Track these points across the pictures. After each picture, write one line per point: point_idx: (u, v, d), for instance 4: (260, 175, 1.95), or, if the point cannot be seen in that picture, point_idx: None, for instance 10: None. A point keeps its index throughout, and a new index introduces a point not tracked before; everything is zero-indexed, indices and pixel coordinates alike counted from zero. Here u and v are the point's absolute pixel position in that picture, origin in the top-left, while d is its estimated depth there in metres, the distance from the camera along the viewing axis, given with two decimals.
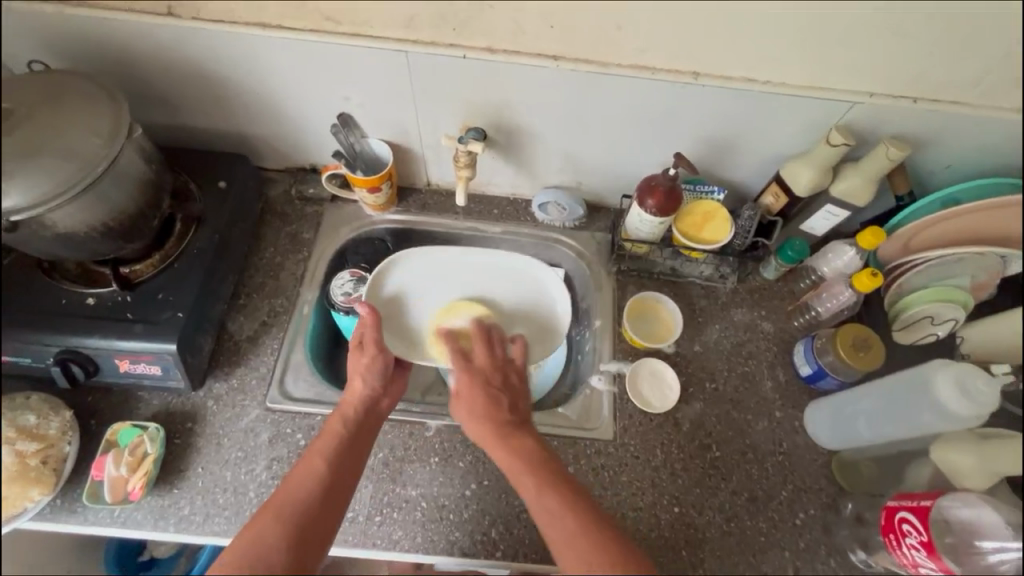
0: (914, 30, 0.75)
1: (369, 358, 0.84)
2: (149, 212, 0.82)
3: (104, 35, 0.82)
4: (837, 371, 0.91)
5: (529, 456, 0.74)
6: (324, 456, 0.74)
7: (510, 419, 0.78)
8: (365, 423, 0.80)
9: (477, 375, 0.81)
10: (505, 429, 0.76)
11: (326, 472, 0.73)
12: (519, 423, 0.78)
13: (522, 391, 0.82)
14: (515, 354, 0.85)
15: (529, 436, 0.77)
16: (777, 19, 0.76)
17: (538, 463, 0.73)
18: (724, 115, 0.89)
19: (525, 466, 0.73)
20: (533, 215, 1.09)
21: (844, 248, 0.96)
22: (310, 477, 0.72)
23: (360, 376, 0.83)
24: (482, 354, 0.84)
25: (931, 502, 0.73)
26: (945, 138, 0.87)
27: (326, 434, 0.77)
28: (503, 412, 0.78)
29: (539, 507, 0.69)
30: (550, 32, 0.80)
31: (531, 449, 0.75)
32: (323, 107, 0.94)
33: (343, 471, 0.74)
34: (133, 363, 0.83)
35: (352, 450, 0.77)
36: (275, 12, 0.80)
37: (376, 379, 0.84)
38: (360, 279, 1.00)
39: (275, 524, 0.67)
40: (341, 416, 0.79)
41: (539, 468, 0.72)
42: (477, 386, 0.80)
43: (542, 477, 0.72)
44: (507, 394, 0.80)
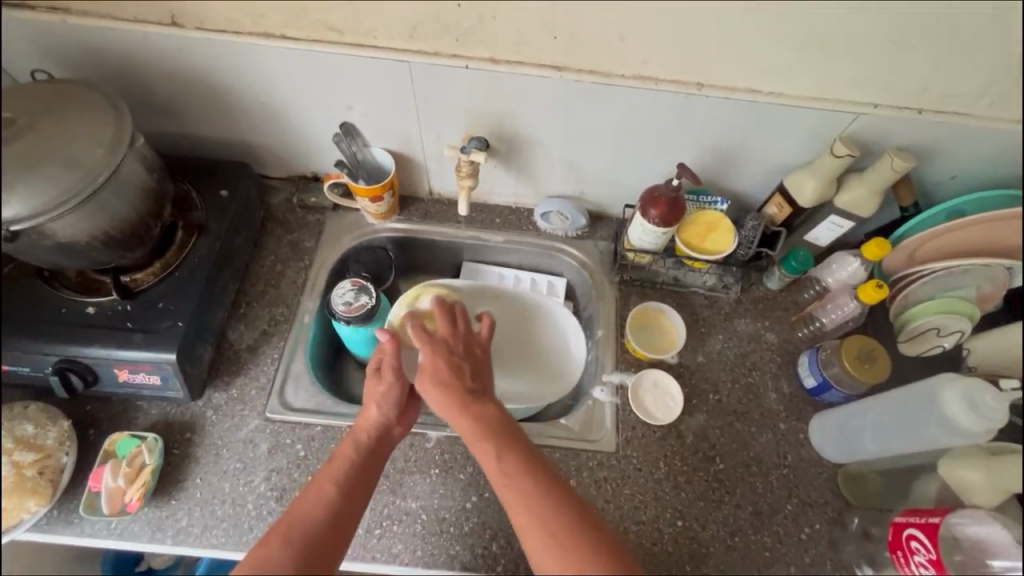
0: (920, 41, 0.75)
1: (384, 385, 0.81)
2: (150, 221, 0.82)
3: (108, 44, 0.83)
4: (842, 383, 0.91)
5: (490, 423, 0.73)
6: (334, 482, 0.73)
7: (474, 388, 0.77)
8: (377, 450, 0.79)
9: (440, 347, 0.79)
10: (467, 398, 0.75)
11: (335, 497, 0.72)
12: (481, 394, 0.77)
13: (482, 359, 0.81)
14: (483, 331, 0.83)
15: (490, 406, 0.75)
16: (781, 30, 0.76)
17: (500, 433, 0.72)
18: (728, 126, 0.88)
19: (487, 437, 0.72)
20: (536, 225, 1.08)
21: (849, 259, 0.96)
22: (318, 503, 0.71)
23: (373, 404, 0.81)
24: (445, 328, 0.81)
25: (940, 518, 0.72)
26: (951, 149, 0.87)
27: (338, 460, 0.76)
28: (466, 381, 0.77)
29: (505, 483, 0.68)
30: (553, 43, 0.80)
31: (489, 418, 0.74)
32: (326, 116, 0.93)
33: (351, 498, 0.73)
34: (132, 372, 0.82)
35: (362, 477, 0.75)
36: (279, 22, 0.80)
37: (390, 407, 0.81)
38: (361, 289, 0.96)
39: (280, 550, 0.66)
40: (353, 441, 0.78)
41: (504, 439, 0.72)
42: (439, 357, 0.78)
43: (509, 444, 0.72)
44: (470, 365, 0.79)
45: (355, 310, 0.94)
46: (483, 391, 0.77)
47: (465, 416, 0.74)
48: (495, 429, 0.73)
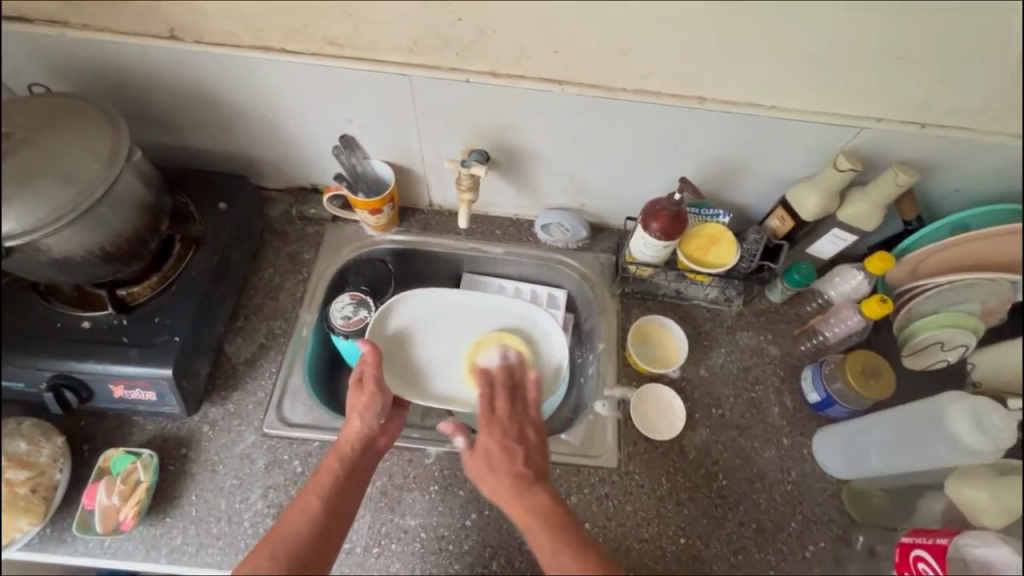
0: (923, 56, 0.74)
1: (365, 395, 0.83)
2: (148, 235, 0.81)
3: (106, 57, 0.82)
4: (846, 399, 0.89)
5: (539, 508, 0.70)
6: (319, 493, 0.73)
7: (528, 472, 0.75)
8: (361, 462, 0.79)
9: (496, 428, 0.80)
10: (517, 485, 0.73)
11: (320, 510, 0.72)
12: (534, 477, 0.75)
13: (538, 441, 0.80)
14: (532, 401, 0.84)
15: (543, 490, 0.73)
16: (783, 46, 0.76)
17: (553, 518, 0.69)
18: (730, 139, 0.88)
19: (539, 524, 0.69)
20: (536, 237, 1.08)
21: (852, 272, 0.95)
22: (303, 515, 0.71)
23: (355, 416, 0.81)
24: (504, 403, 0.83)
25: (947, 540, 0.72)
26: (954, 163, 0.86)
27: (321, 472, 0.76)
28: (519, 462, 0.75)
29: (553, 564, 0.65)
30: (555, 57, 0.80)
31: (542, 503, 0.71)
32: (325, 129, 0.93)
33: (336, 510, 0.73)
34: (128, 388, 0.81)
35: (347, 489, 0.75)
36: (278, 36, 0.80)
37: (372, 417, 0.82)
38: (360, 302, 0.97)
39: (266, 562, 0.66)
40: (336, 454, 0.78)
41: (553, 522, 0.69)
42: (494, 432, 0.79)
43: (557, 525, 0.69)
44: (521, 447, 0.78)
45: (353, 324, 0.95)
46: (532, 472, 0.75)
47: (517, 500, 0.72)
48: (546, 514, 0.70)
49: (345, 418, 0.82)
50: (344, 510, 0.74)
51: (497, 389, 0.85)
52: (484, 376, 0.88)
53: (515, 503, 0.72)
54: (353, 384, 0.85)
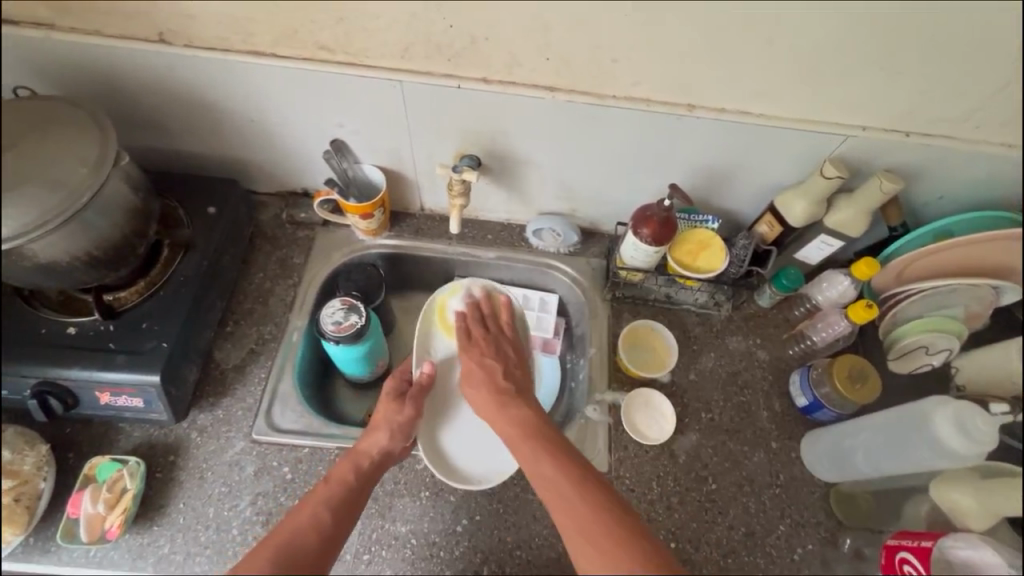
0: (907, 67, 0.76)
1: (403, 415, 0.86)
2: (136, 240, 0.80)
3: (93, 60, 0.81)
4: (833, 403, 0.90)
5: (523, 422, 0.80)
6: (329, 504, 0.74)
7: (509, 390, 0.84)
8: (371, 478, 0.80)
9: (474, 350, 0.88)
10: (501, 400, 0.83)
11: (328, 518, 0.72)
12: (517, 393, 0.84)
13: (517, 362, 0.89)
14: (507, 326, 0.91)
15: (524, 404, 0.83)
16: (769, 57, 0.77)
17: (536, 433, 0.78)
18: (719, 146, 0.89)
19: (549, 445, 0.76)
20: (528, 241, 1.08)
21: (838, 277, 0.96)
22: (311, 522, 0.71)
23: (383, 429, 0.84)
24: (480, 333, 0.89)
25: (932, 542, 0.73)
26: (937, 171, 0.88)
27: (334, 482, 0.77)
28: (501, 381, 0.85)
29: (541, 475, 0.73)
30: (546, 65, 0.80)
31: (523, 413, 0.81)
32: (317, 133, 0.92)
33: (342, 524, 0.73)
34: (114, 395, 0.80)
35: (353, 503, 0.76)
36: (268, 40, 0.79)
37: (398, 437, 0.84)
38: (351, 308, 0.92)
39: (268, 562, 0.66)
40: (354, 466, 0.79)
41: (535, 433, 0.78)
42: (475, 363, 0.87)
43: (540, 435, 0.78)
44: (497, 365, 0.87)
45: (344, 330, 0.91)
46: (514, 389, 0.85)
47: (507, 414, 0.82)
48: (532, 422, 0.80)
49: (369, 429, 0.84)
50: (347, 523, 0.74)
51: (472, 321, 0.90)
52: (471, 304, 0.92)
53: (503, 421, 0.81)
54: (395, 396, 0.89)
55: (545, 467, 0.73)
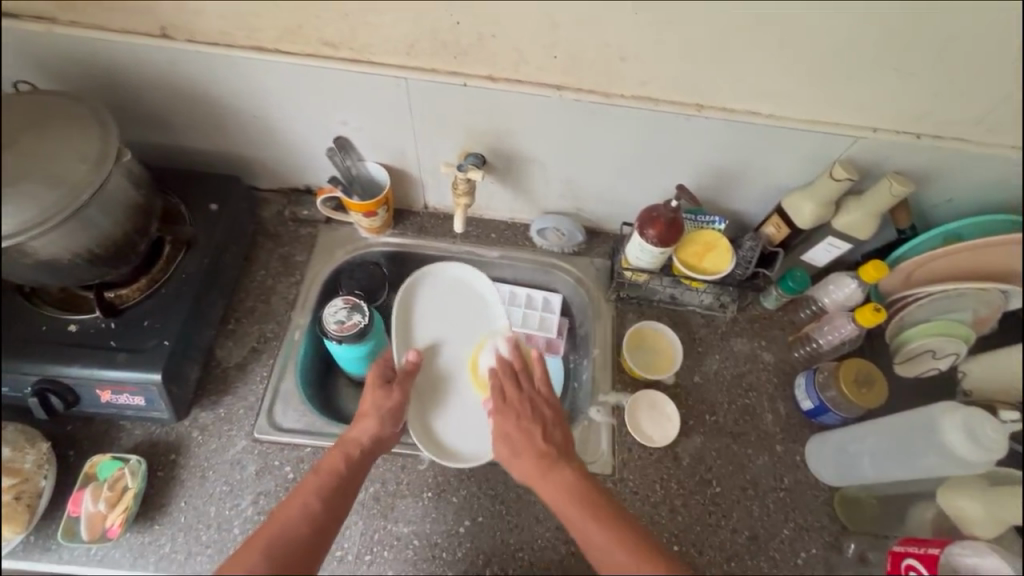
0: (920, 68, 0.75)
1: (392, 402, 0.86)
2: (137, 237, 0.79)
3: (95, 55, 0.80)
4: (839, 407, 0.90)
5: (569, 488, 0.75)
6: (320, 494, 0.73)
7: (552, 451, 0.80)
8: (363, 466, 0.79)
9: (509, 411, 0.86)
10: (544, 462, 0.78)
11: (319, 510, 0.72)
12: (559, 453, 0.80)
13: (553, 418, 0.85)
14: (541, 381, 0.90)
15: (569, 466, 0.78)
16: (780, 57, 0.76)
17: (584, 496, 0.74)
18: (727, 146, 0.88)
19: (602, 517, 0.71)
20: (532, 241, 1.07)
21: (845, 280, 0.95)
22: (303, 514, 0.70)
23: (372, 417, 0.83)
24: (514, 390, 0.89)
25: (940, 549, 0.72)
26: (948, 174, 0.87)
27: (323, 472, 0.76)
28: (539, 442, 0.81)
29: (588, 540, 0.70)
30: (553, 63, 0.79)
31: (570, 477, 0.77)
32: (321, 130, 0.92)
33: (334, 514, 0.73)
34: (116, 393, 0.80)
35: (345, 493, 0.75)
36: (272, 35, 0.78)
37: (387, 423, 0.83)
38: (354, 307, 0.92)
39: (261, 557, 0.65)
40: (344, 455, 0.78)
41: (584, 498, 0.74)
42: (510, 428, 0.84)
43: (594, 504, 0.73)
44: (537, 425, 0.83)
45: (347, 330, 0.90)
46: (556, 449, 0.80)
47: (552, 479, 0.77)
48: (576, 484, 0.76)
49: (358, 417, 0.83)
50: (340, 512, 0.73)
51: (503, 379, 0.90)
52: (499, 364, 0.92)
53: (549, 489, 0.76)
54: (382, 382, 0.89)
55: (598, 536, 0.69)
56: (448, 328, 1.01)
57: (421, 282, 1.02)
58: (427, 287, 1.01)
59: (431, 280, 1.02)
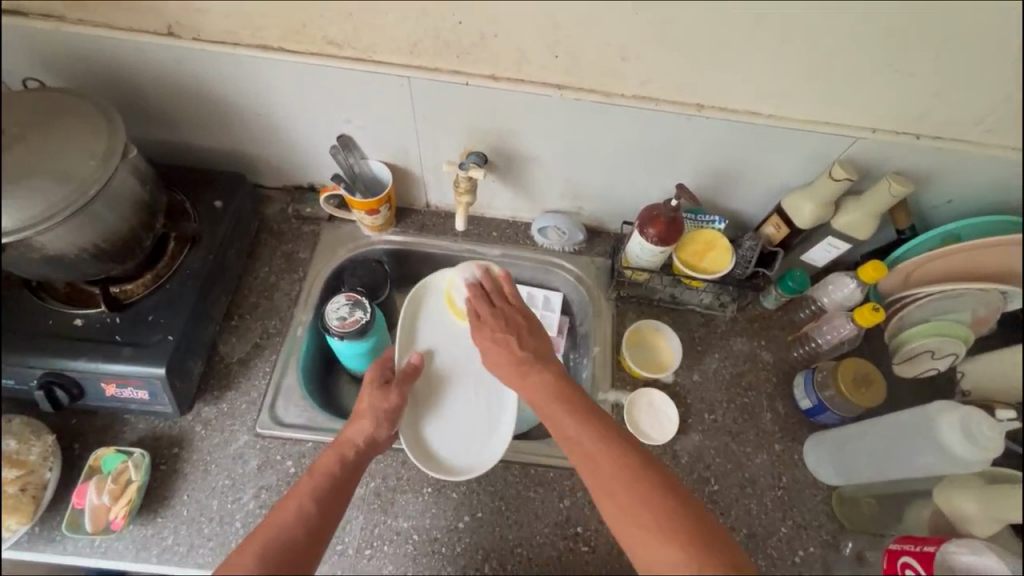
0: (919, 69, 0.75)
1: (388, 403, 0.85)
2: (143, 233, 0.80)
3: (101, 52, 0.81)
4: (837, 406, 0.90)
5: (548, 388, 0.80)
6: (315, 496, 0.73)
7: (528, 356, 0.84)
8: (358, 468, 0.79)
9: (485, 328, 0.89)
10: (522, 370, 0.83)
11: (314, 512, 0.72)
12: (535, 358, 0.85)
13: (528, 325, 0.89)
14: (514, 297, 0.92)
15: (546, 368, 0.83)
16: (780, 58, 0.76)
17: (561, 396, 0.78)
18: (727, 146, 0.89)
19: (575, 412, 0.76)
20: (533, 239, 1.08)
21: (844, 280, 0.95)
22: (298, 516, 0.71)
23: (367, 417, 0.83)
24: (487, 309, 0.91)
25: (936, 548, 0.73)
26: (947, 175, 0.87)
27: (319, 474, 0.76)
28: (515, 350, 0.85)
29: (564, 434, 0.75)
30: (555, 62, 0.80)
31: (546, 379, 0.81)
32: (324, 128, 0.92)
33: (330, 516, 0.73)
34: (120, 387, 0.81)
35: (341, 495, 0.75)
36: (277, 34, 0.79)
37: (383, 424, 0.83)
38: (356, 303, 0.93)
39: (255, 560, 0.65)
40: (339, 456, 0.78)
41: (562, 398, 0.78)
42: (489, 339, 0.88)
43: (570, 403, 0.77)
44: (511, 337, 0.87)
45: (349, 326, 0.91)
46: (532, 356, 0.85)
47: (529, 381, 0.82)
48: (553, 386, 0.80)
49: (353, 419, 0.83)
50: (335, 514, 0.73)
51: (477, 301, 0.92)
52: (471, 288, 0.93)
53: (527, 390, 0.82)
54: (380, 383, 0.88)
55: (569, 427, 0.74)
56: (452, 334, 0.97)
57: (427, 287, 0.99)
58: (433, 292, 0.99)
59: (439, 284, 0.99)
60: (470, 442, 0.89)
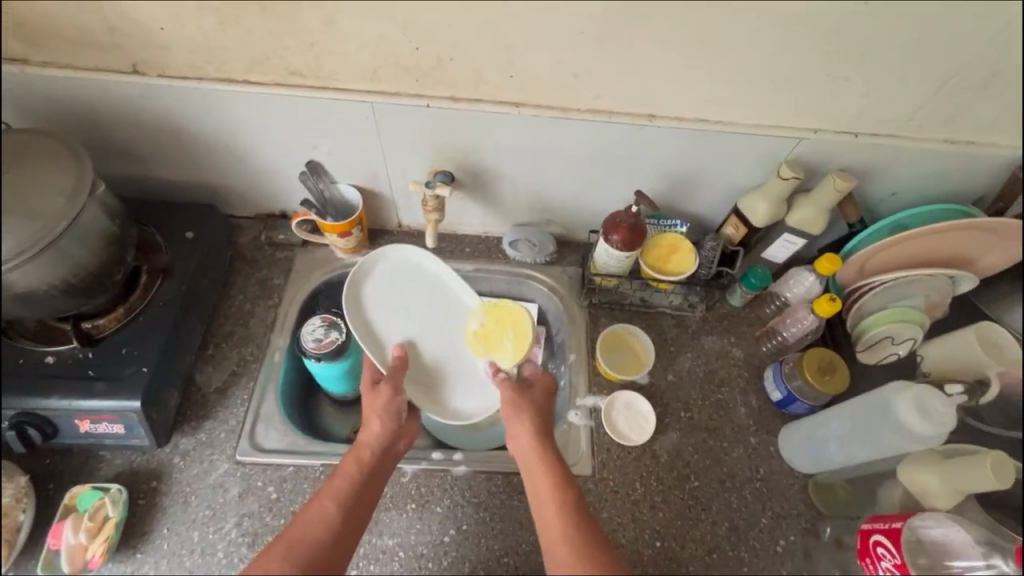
0: (850, 74, 0.80)
1: (387, 397, 0.89)
2: (113, 267, 0.82)
3: (69, 93, 0.83)
4: (806, 396, 0.93)
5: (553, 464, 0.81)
6: (339, 501, 0.75)
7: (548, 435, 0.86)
8: (379, 467, 0.82)
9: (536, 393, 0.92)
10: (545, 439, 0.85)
11: (339, 516, 0.74)
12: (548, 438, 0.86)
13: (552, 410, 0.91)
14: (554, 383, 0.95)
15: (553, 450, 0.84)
16: (721, 68, 0.81)
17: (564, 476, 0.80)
18: (680, 154, 0.93)
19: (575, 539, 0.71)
20: (504, 253, 1.11)
21: (804, 274, 1.00)
22: (323, 519, 0.73)
23: (378, 418, 0.86)
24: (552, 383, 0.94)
25: (902, 523, 0.77)
26: (886, 169, 0.93)
27: (342, 476, 0.78)
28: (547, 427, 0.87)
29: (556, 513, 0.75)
30: (510, 81, 0.84)
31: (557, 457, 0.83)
32: (293, 156, 0.95)
33: (353, 516, 0.75)
34: (94, 423, 0.81)
35: (364, 493, 0.78)
36: (241, 68, 0.82)
37: (394, 421, 0.87)
38: (331, 325, 0.95)
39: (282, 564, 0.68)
40: (359, 459, 0.81)
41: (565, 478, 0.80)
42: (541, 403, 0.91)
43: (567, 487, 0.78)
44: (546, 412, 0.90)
45: (324, 347, 0.93)
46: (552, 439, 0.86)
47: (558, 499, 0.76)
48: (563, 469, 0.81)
49: (365, 420, 0.86)
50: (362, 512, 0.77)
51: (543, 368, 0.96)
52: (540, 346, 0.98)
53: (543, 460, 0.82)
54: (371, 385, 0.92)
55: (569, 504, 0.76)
56: (405, 308, 1.00)
57: (370, 270, 1.00)
58: (376, 274, 1.00)
59: (376, 267, 1.00)
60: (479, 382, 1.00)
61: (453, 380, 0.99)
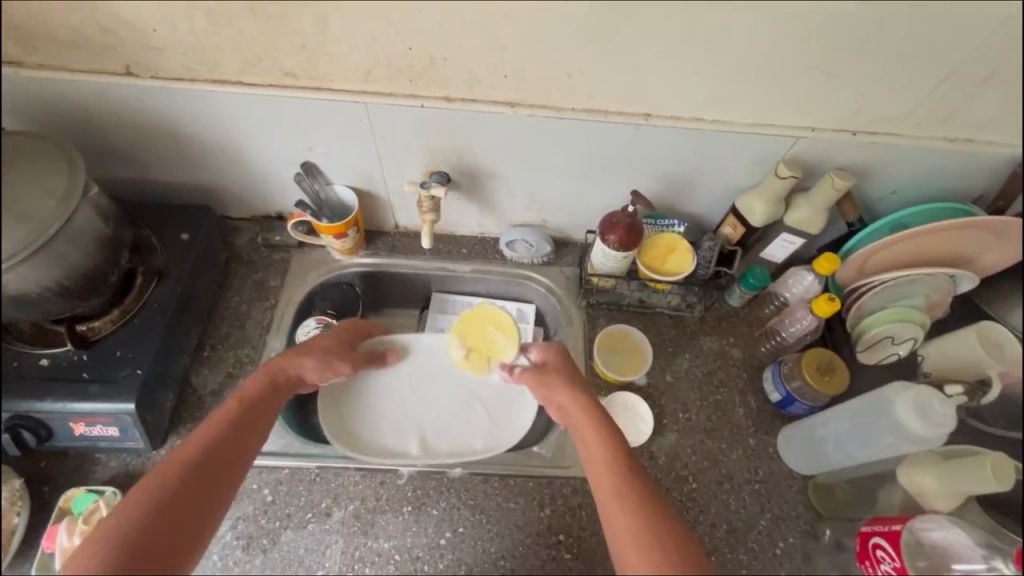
0: (846, 72, 0.80)
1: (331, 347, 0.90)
2: (107, 269, 0.81)
3: (62, 95, 0.83)
4: (805, 397, 0.92)
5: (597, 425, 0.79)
6: (231, 421, 0.73)
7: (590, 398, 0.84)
8: (276, 398, 0.80)
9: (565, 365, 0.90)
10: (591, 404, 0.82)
11: (227, 435, 0.71)
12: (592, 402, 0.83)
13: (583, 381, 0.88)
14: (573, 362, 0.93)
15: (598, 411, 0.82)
16: (717, 67, 0.80)
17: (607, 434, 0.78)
18: (677, 153, 0.92)
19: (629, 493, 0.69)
20: (501, 253, 1.10)
21: (802, 274, 0.99)
22: (214, 440, 0.70)
23: (311, 358, 0.86)
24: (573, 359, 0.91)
25: (902, 525, 0.76)
26: (885, 168, 0.92)
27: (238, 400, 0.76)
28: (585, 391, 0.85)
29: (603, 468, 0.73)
30: (504, 81, 0.83)
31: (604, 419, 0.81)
32: (289, 158, 0.94)
33: (244, 441, 0.73)
34: (89, 425, 0.80)
35: (256, 420, 0.76)
36: (234, 69, 0.82)
37: (326, 367, 0.87)
38: (326, 326, 0.99)
39: (165, 484, 0.64)
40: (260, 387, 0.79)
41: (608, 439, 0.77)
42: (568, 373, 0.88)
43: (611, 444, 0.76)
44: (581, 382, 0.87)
45: None
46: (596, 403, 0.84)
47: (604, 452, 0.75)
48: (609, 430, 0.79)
49: (289, 354, 0.85)
50: (217, 497, 0.67)
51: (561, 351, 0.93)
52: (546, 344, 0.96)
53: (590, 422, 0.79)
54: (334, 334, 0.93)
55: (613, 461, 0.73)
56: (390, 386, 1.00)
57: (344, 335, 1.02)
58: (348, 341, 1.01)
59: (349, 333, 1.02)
60: (498, 416, 0.98)
61: (472, 425, 0.97)
